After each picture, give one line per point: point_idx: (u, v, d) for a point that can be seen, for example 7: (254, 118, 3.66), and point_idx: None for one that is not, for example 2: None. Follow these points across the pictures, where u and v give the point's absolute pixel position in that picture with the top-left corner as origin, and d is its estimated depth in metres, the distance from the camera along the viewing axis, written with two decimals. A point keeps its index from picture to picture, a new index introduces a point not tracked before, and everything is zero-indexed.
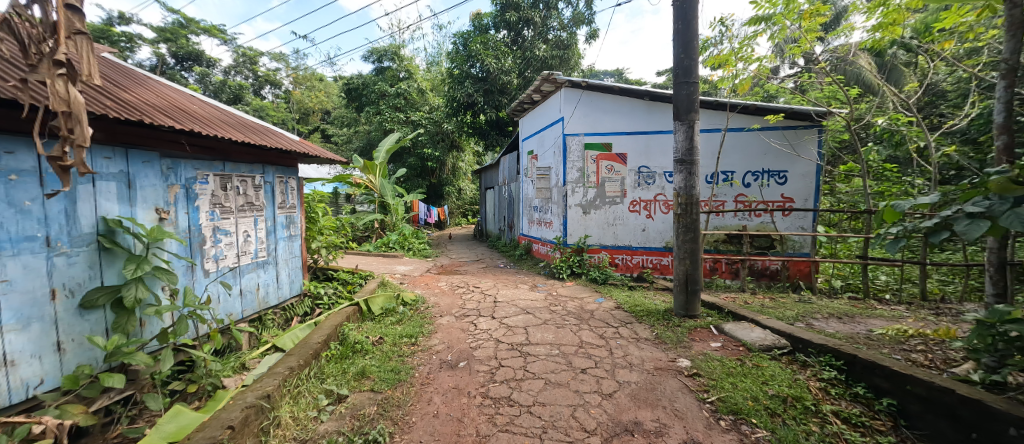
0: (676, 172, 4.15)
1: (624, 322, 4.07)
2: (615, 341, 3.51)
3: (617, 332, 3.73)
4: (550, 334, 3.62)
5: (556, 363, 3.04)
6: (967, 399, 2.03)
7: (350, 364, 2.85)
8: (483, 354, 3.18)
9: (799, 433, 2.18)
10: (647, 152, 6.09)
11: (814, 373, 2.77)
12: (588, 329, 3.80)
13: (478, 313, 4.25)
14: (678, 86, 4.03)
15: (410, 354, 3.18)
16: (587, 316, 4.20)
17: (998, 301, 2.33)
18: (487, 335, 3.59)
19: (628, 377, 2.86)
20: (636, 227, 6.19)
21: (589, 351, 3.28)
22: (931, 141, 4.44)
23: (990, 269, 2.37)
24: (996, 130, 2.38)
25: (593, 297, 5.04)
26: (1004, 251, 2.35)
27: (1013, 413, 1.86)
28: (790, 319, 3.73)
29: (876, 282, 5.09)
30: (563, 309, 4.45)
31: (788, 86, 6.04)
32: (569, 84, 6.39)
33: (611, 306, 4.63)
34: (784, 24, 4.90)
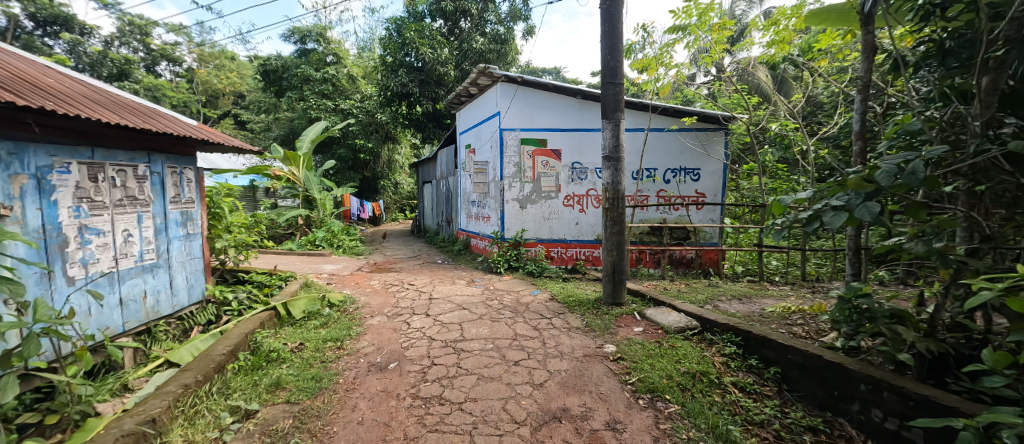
0: (604, 168, 4.37)
1: (557, 312, 4.22)
2: (548, 332, 3.62)
3: (550, 323, 3.86)
4: (484, 329, 3.63)
5: (489, 357, 3.06)
6: (831, 363, 2.40)
7: (262, 376, 2.62)
8: (415, 353, 3.11)
9: (705, 405, 2.43)
10: (579, 149, 6.34)
11: (718, 349, 3.11)
12: (523, 321, 3.88)
13: (412, 311, 4.14)
14: (605, 87, 4.23)
15: (335, 359, 3.00)
16: (523, 309, 4.29)
17: (854, 280, 2.79)
18: (420, 333, 3.51)
19: (558, 366, 2.97)
20: (570, 220, 6.45)
21: (522, 343, 3.34)
22: (811, 145, 5.17)
23: (849, 253, 2.83)
24: (855, 137, 2.83)
25: (528, 290, 5.16)
26: (859, 238, 2.82)
27: (863, 372, 2.24)
28: (700, 302, 4.15)
29: (769, 267, 5.85)
30: (499, 303, 4.49)
31: (702, 92, 6.64)
32: (505, 79, 6.41)
33: (546, 298, 4.78)
34: (697, 34, 5.36)
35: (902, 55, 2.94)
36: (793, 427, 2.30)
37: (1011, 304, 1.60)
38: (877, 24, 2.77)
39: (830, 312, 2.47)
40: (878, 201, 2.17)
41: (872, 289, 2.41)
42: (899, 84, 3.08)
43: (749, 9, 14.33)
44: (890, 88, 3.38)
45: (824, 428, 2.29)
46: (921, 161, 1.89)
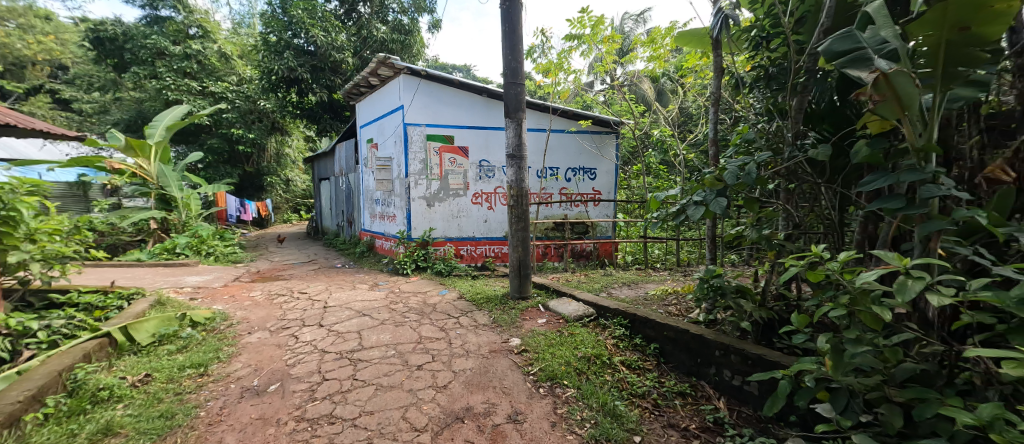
0: (508, 166, 4.45)
1: (465, 311, 4.18)
2: (454, 332, 3.56)
3: (457, 322, 3.81)
4: (386, 334, 3.44)
5: (390, 365, 2.90)
6: (696, 336, 2.84)
7: (83, 423, 2.09)
8: (303, 370, 2.80)
9: (597, 385, 2.66)
10: (486, 146, 6.41)
11: (610, 332, 3.44)
12: (430, 323, 3.77)
13: (302, 323, 3.74)
14: (508, 86, 4.31)
15: (196, 388, 2.56)
16: (429, 310, 4.17)
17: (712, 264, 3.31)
18: (311, 347, 3.18)
19: (464, 365, 2.95)
20: (479, 218, 6.49)
21: (427, 346, 3.24)
22: (683, 149, 5.97)
23: (708, 240, 3.35)
24: (713, 143, 3.33)
25: (436, 290, 5.05)
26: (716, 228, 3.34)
27: (718, 340, 2.70)
28: (596, 290, 4.52)
29: (652, 255, 6.62)
30: (404, 306, 4.29)
31: (597, 98, 7.20)
32: (407, 71, 6.12)
33: (454, 297, 4.72)
34: (591, 44, 5.77)
35: (744, 77, 3.55)
36: (668, 394, 2.68)
37: (809, 277, 2.07)
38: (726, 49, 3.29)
39: (694, 292, 3.02)
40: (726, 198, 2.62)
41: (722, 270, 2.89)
42: (744, 100, 3.71)
43: (636, 26, 15.98)
44: (738, 103, 4.06)
45: (689, 391, 2.71)
46: (752, 164, 2.49)
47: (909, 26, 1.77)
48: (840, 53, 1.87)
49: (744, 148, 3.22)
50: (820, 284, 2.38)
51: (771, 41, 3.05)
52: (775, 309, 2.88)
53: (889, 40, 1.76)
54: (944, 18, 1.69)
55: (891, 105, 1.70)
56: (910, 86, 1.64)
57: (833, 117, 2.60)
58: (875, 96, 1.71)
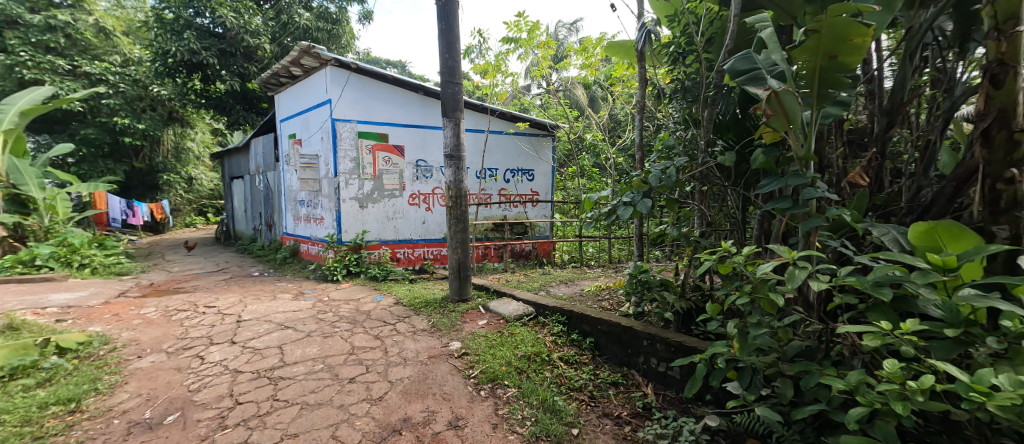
0: (446, 167, 4.38)
1: (401, 317, 4.04)
2: (391, 339, 3.43)
3: (393, 329, 3.67)
4: (313, 348, 3.21)
5: (317, 381, 2.70)
6: (626, 328, 3.05)
7: None
8: (211, 395, 2.51)
9: (537, 382, 2.73)
10: (423, 145, 6.27)
11: (548, 329, 3.57)
12: (363, 332, 3.59)
13: (207, 341, 3.35)
14: (444, 85, 4.24)
15: (66, 428, 2.15)
16: (362, 318, 3.96)
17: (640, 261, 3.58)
18: (221, 368, 2.86)
19: (401, 373, 2.84)
20: (417, 220, 6.31)
21: (360, 356, 3.08)
22: (613, 153, 6.33)
23: (637, 238, 3.65)
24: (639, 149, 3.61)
25: (371, 296, 4.79)
26: (642, 227, 3.63)
27: (646, 331, 2.93)
28: (535, 289, 4.62)
29: (587, 253, 6.93)
30: (333, 316, 4.02)
31: (535, 101, 7.38)
32: (336, 63, 5.75)
33: (390, 303, 4.53)
34: (527, 48, 5.88)
35: (665, 88, 3.86)
36: (602, 385, 2.82)
37: (720, 268, 2.36)
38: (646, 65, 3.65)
39: (626, 287, 3.29)
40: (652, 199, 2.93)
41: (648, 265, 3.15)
42: (665, 109, 4.02)
43: (569, 34, 16.67)
44: (660, 112, 4.41)
45: (622, 381, 2.88)
46: (671, 168, 2.81)
47: (792, 52, 2.25)
48: (742, 73, 2.32)
49: (666, 153, 3.50)
50: (729, 275, 2.65)
51: (687, 56, 3.35)
52: (694, 299, 3.16)
53: (779, 63, 2.23)
54: (817, 47, 2.20)
55: (780, 118, 2.18)
56: (793, 103, 2.11)
57: (736, 128, 3.02)
58: (768, 112, 2.17)
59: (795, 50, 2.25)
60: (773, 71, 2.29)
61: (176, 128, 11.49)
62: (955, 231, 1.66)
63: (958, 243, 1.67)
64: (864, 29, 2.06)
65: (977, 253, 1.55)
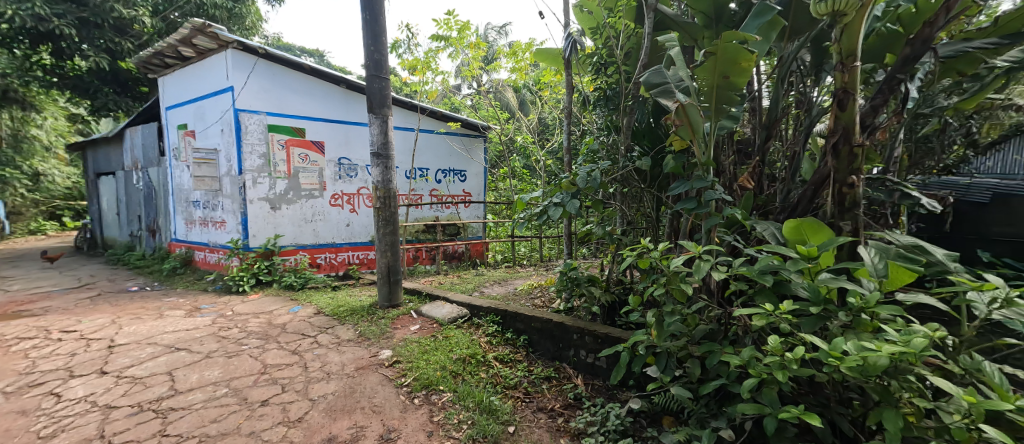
0: (373, 166, 4.20)
1: (322, 328, 3.82)
2: (310, 354, 3.24)
3: (313, 342, 3.48)
4: (214, 371, 2.90)
5: (220, 407, 2.44)
6: (557, 324, 3.21)
7: None
8: (76, 438, 2.13)
9: (472, 384, 2.76)
10: (346, 142, 5.94)
11: (483, 330, 3.64)
12: (277, 348, 3.35)
13: (65, 375, 2.84)
14: (370, 79, 4.07)
15: None
16: (275, 333, 3.68)
17: (569, 258, 3.79)
18: (88, 405, 2.44)
19: (324, 390, 2.69)
20: (340, 222, 5.95)
21: (273, 375, 2.86)
22: (542, 156, 6.56)
23: (567, 236, 3.87)
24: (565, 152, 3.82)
25: (287, 307, 4.41)
26: (571, 226, 3.85)
27: (575, 325, 3.11)
28: (469, 290, 4.62)
29: (520, 253, 7.10)
30: (237, 332, 3.68)
31: (466, 102, 7.38)
32: (239, 46, 5.18)
33: (309, 314, 4.23)
34: (458, 48, 5.85)
35: (589, 95, 4.11)
36: (536, 380, 2.92)
37: (640, 264, 2.60)
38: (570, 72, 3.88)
39: (556, 283, 3.44)
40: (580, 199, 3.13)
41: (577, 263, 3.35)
42: (589, 115, 4.28)
43: (499, 38, 16.92)
44: (584, 118, 4.68)
45: (555, 375, 3.01)
46: (597, 170, 3.02)
47: (696, 70, 2.61)
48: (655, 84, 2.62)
49: (591, 157, 3.73)
50: (647, 269, 2.91)
51: (608, 67, 3.61)
52: (617, 292, 3.42)
53: (685, 79, 2.56)
54: (713, 67, 2.55)
55: (687, 128, 2.50)
56: (696, 114, 2.44)
57: (650, 136, 3.31)
58: (678, 121, 2.48)
59: (697, 68, 2.60)
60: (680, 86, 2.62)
61: (15, 110, 9.53)
62: (815, 227, 2.04)
63: (818, 237, 2.06)
64: (749, 55, 2.43)
65: (832, 244, 1.92)
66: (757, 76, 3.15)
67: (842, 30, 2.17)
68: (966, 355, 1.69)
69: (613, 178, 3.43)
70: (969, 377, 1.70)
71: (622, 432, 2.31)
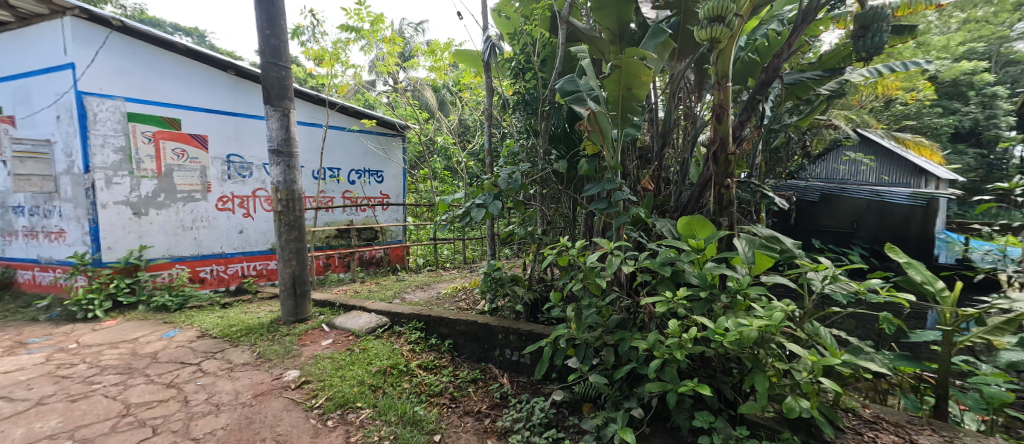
0: (273, 164, 3.77)
1: (210, 353, 3.30)
2: (194, 384, 2.79)
3: (197, 371, 2.99)
4: (54, 418, 2.32)
5: None
6: (482, 325, 3.24)
7: None
8: None
9: (395, 396, 2.64)
10: (236, 137, 5.22)
11: (405, 338, 3.50)
12: (145, 381, 2.82)
13: None
14: (266, 67, 3.64)
15: None
16: (142, 363, 3.09)
17: (492, 259, 3.84)
18: None
19: (213, 425, 2.33)
20: (229, 228, 5.20)
21: (141, 415, 2.39)
22: (463, 157, 6.54)
23: (489, 238, 3.92)
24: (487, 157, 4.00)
25: (159, 332, 3.71)
26: (492, 228, 3.92)
27: (499, 325, 3.16)
28: (389, 297, 4.39)
29: (442, 256, 6.97)
30: (84, 368, 3.00)
31: (381, 100, 7.03)
32: (80, 14, 4.17)
33: (191, 337, 3.62)
34: (371, 41, 5.54)
35: (509, 99, 4.20)
36: (461, 384, 2.90)
37: (558, 261, 2.76)
38: (489, 76, 3.96)
39: (481, 285, 3.45)
40: (502, 200, 3.22)
41: (499, 263, 3.42)
42: (509, 119, 4.38)
43: (416, 34, 16.35)
44: (504, 121, 4.76)
45: (481, 376, 3.02)
46: (517, 172, 3.12)
47: (604, 81, 2.85)
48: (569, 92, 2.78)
49: (511, 159, 3.82)
50: (565, 267, 3.08)
51: (526, 72, 3.73)
52: (539, 290, 3.55)
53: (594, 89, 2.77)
54: (618, 79, 2.81)
55: (597, 134, 2.70)
56: (604, 121, 2.64)
57: (566, 141, 3.57)
58: (590, 127, 2.66)
59: (605, 80, 2.84)
60: (591, 95, 2.85)
61: None
62: (701, 223, 2.37)
63: (704, 231, 2.40)
64: (646, 70, 2.72)
65: (714, 238, 2.25)
66: (654, 92, 3.55)
67: (718, 54, 2.58)
68: (809, 323, 2.12)
69: (533, 180, 3.57)
70: (811, 340, 2.13)
71: (547, 424, 2.41)
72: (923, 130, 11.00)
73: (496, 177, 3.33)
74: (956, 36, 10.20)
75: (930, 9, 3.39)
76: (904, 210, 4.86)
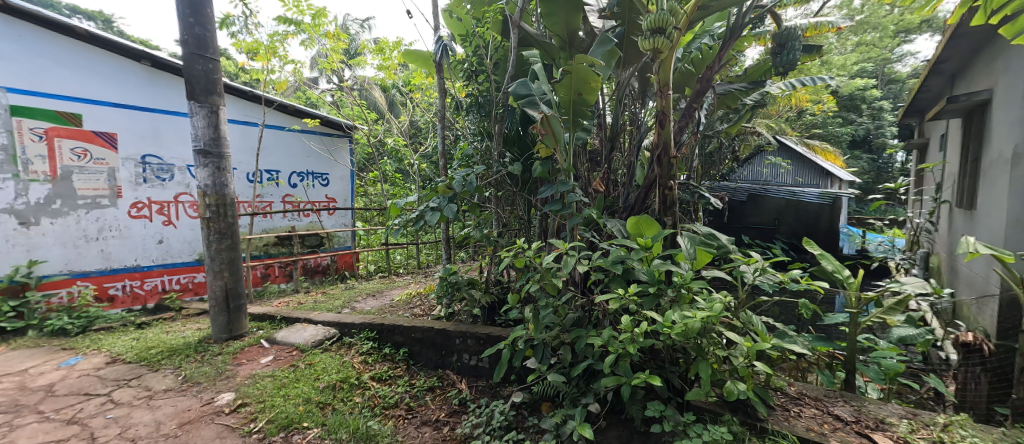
0: (199, 165, 3.40)
1: (122, 380, 2.89)
2: (104, 417, 2.43)
3: (106, 402, 2.60)
4: None
5: None
6: (438, 331, 3.17)
7: None
8: None
9: (346, 412, 2.49)
10: (153, 135, 4.63)
11: (357, 349, 3.32)
12: (36, 419, 2.39)
13: None
14: (189, 58, 3.28)
15: None
16: (32, 399, 2.63)
17: (448, 263, 3.77)
18: None
19: None
20: (146, 238, 4.60)
21: None
22: (414, 159, 6.35)
23: (445, 241, 3.85)
24: (439, 158, 3.91)
25: (56, 361, 3.18)
26: (447, 231, 3.86)
27: (456, 330, 3.11)
28: (338, 307, 4.14)
29: (394, 261, 6.73)
30: None
31: (325, 98, 6.66)
32: None
33: (98, 364, 3.16)
34: (312, 36, 5.22)
35: (462, 101, 4.16)
36: (418, 394, 2.81)
37: (515, 263, 2.76)
38: (441, 77, 3.90)
39: (436, 290, 3.36)
40: (457, 203, 3.18)
41: (455, 267, 3.37)
42: (462, 121, 4.32)
43: (361, 31, 15.61)
44: (457, 123, 4.69)
45: (438, 384, 2.95)
46: (472, 175, 3.09)
47: (556, 86, 2.92)
48: (522, 95, 2.81)
49: (465, 161, 3.77)
50: (522, 268, 3.09)
51: (479, 74, 3.70)
52: (496, 293, 3.54)
53: (547, 93, 2.82)
54: (570, 84, 2.90)
55: (550, 137, 2.74)
56: (558, 125, 2.68)
57: (519, 144, 3.60)
58: (544, 130, 2.70)
59: (557, 84, 2.92)
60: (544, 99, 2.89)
61: None
62: (648, 223, 2.49)
63: (651, 231, 2.52)
64: (595, 76, 2.82)
65: (660, 236, 2.38)
66: (602, 97, 3.70)
67: (660, 64, 2.73)
68: (743, 312, 2.30)
69: (489, 182, 3.56)
70: (745, 327, 2.31)
71: (507, 426, 2.41)
72: (828, 137, 12.57)
73: (451, 179, 3.28)
74: (851, 57, 11.79)
75: (832, 31, 3.87)
76: (816, 207, 5.50)
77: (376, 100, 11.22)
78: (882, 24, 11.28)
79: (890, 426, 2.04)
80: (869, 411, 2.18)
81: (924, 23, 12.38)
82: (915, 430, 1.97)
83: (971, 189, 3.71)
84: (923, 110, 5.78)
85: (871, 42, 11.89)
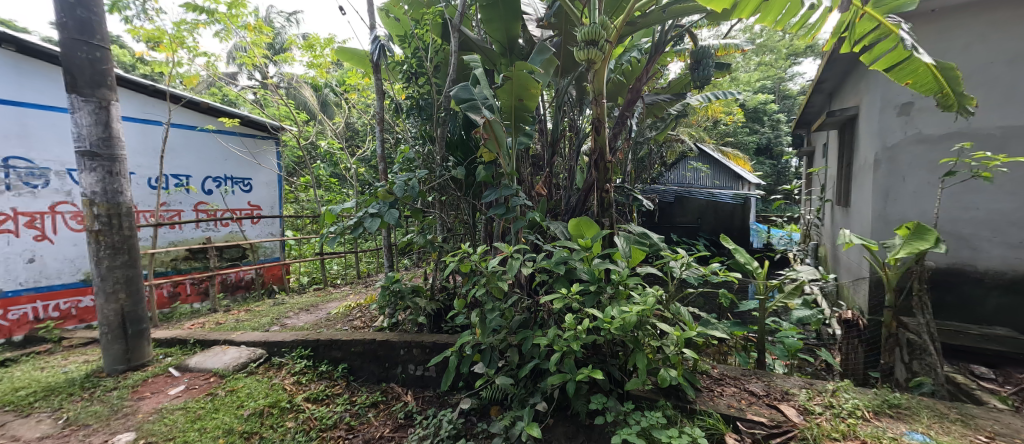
0: (82, 169, 2.90)
1: None
2: None
3: None
4: None
5: None
6: (380, 344, 3.02)
7: None
8: None
9: (278, 439, 2.28)
10: (19, 133, 3.87)
11: (289, 369, 3.05)
12: None
13: None
14: (68, 44, 2.78)
15: None
16: None
17: (389, 271, 3.61)
18: None
19: None
20: (9, 257, 3.81)
21: None
22: (350, 163, 6.01)
23: (386, 248, 3.69)
24: (380, 161, 3.74)
25: None
26: (388, 237, 3.70)
27: (399, 341, 2.98)
28: (266, 325, 3.77)
29: (330, 272, 6.31)
30: None
31: (245, 96, 6.07)
32: None
33: None
34: (228, 27, 4.74)
35: (401, 103, 4.03)
36: (360, 411, 2.66)
37: (461, 268, 2.72)
38: (381, 76, 3.75)
39: (378, 300, 3.18)
40: (398, 208, 3.06)
41: (399, 275, 3.25)
42: (403, 123, 4.18)
43: (286, 25, 14.62)
44: (397, 125, 4.54)
45: (382, 399, 2.80)
46: (414, 179, 2.97)
47: (497, 91, 2.94)
48: (463, 99, 2.80)
49: (407, 165, 3.64)
50: (467, 273, 3.05)
51: (419, 77, 3.60)
52: (441, 300, 3.46)
53: (488, 97, 2.82)
54: (511, 90, 2.94)
55: (493, 142, 2.75)
56: (499, 129, 2.70)
57: (462, 148, 3.56)
58: (485, 135, 2.71)
59: (498, 89, 2.95)
60: (486, 103, 2.90)
61: None
62: (588, 225, 2.61)
63: (590, 232, 2.64)
64: (535, 83, 2.87)
65: (599, 237, 2.50)
66: (542, 103, 3.80)
67: (594, 74, 2.87)
68: (673, 304, 2.49)
69: (432, 187, 3.48)
70: (675, 318, 2.50)
71: (455, 435, 2.36)
72: (738, 145, 14.24)
73: (393, 183, 3.16)
74: (754, 75, 13.50)
75: (738, 52, 4.38)
76: (730, 207, 6.17)
77: (305, 100, 10.55)
78: (777, 48, 13.02)
79: (792, 396, 2.34)
80: (777, 384, 2.49)
81: (807, 48, 14.56)
82: (812, 398, 2.28)
83: (847, 189, 4.41)
84: (810, 123, 6.75)
85: (769, 62, 13.67)
